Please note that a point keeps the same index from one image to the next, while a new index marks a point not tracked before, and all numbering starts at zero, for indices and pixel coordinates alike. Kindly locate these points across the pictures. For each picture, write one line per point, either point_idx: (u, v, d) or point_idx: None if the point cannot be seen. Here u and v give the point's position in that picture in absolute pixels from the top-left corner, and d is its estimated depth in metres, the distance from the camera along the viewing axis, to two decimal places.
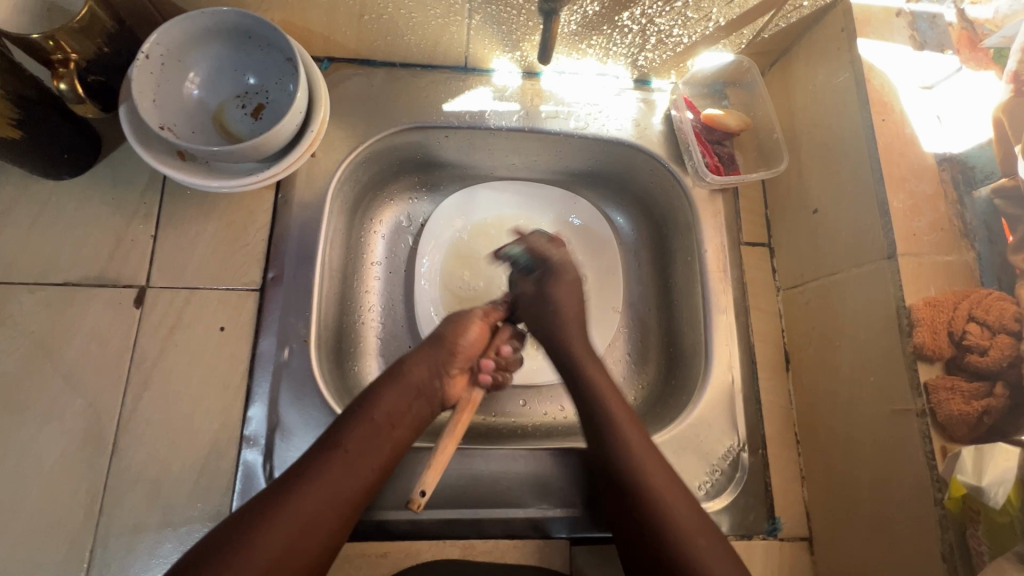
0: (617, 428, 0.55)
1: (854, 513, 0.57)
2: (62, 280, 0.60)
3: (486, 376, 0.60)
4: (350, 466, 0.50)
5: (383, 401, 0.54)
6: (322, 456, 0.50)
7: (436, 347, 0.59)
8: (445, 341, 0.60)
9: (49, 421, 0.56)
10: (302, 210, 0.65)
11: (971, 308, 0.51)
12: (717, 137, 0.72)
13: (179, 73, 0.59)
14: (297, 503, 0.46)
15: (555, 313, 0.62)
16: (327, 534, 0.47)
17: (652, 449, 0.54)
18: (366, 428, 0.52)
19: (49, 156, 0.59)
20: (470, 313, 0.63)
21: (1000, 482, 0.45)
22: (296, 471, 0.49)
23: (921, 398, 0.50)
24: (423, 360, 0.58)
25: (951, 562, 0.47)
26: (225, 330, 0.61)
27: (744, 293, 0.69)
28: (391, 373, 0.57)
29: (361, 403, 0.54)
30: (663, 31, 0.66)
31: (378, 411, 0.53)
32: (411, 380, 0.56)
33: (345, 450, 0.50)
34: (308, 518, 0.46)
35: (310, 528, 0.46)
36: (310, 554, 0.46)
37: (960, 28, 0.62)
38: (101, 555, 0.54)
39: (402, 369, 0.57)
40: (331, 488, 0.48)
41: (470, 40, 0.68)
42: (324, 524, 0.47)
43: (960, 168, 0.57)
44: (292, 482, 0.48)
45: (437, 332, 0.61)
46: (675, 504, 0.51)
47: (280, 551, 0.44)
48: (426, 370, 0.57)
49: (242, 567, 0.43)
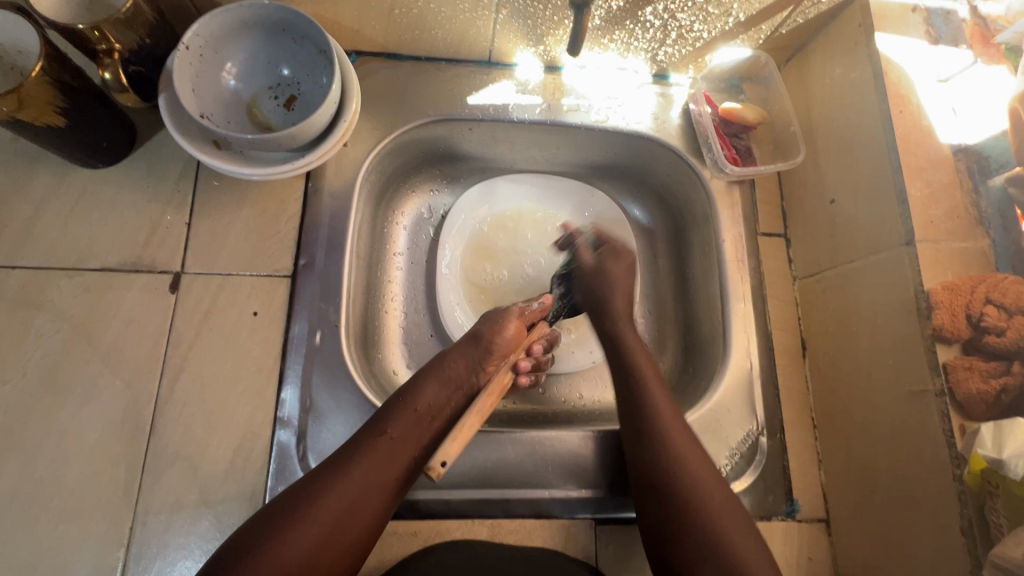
0: (651, 403, 0.56)
1: (873, 493, 0.58)
2: (100, 266, 0.62)
3: (524, 378, 0.66)
4: (394, 453, 0.52)
5: (426, 392, 0.56)
6: (367, 441, 0.52)
7: (472, 343, 0.61)
8: (481, 338, 0.62)
9: (89, 402, 0.58)
10: (332, 199, 0.67)
11: (988, 291, 0.52)
12: (735, 130, 0.73)
13: (216, 63, 0.61)
14: (345, 483, 0.48)
15: (609, 289, 0.67)
16: (372, 515, 0.49)
17: (687, 432, 0.55)
18: (410, 417, 0.54)
19: (89, 144, 0.60)
20: (506, 311, 0.66)
21: (1021, 454, 0.46)
22: (342, 454, 0.51)
23: (940, 377, 0.52)
24: (460, 355, 0.60)
25: (969, 536, 0.49)
26: (258, 314, 0.63)
27: (761, 282, 0.70)
28: (432, 367, 0.59)
29: (405, 394, 0.56)
30: (684, 26, 0.68)
31: (422, 403, 0.56)
32: (450, 375, 0.59)
33: (390, 436, 0.52)
34: (354, 499, 0.48)
35: (356, 508, 0.48)
36: (354, 534, 0.48)
37: (973, 24, 0.64)
38: (140, 532, 0.55)
39: (442, 363, 0.59)
40: (377, 472, 0.50)
41: (496, 35, 0.70)
42: (368, 505, 0.49)
43: (974, 158, 0.59)
44: (340, 463, 0.50)
45: (474, 329, 0.63)
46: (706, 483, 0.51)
47: (327, 529, 0.46)
48: (464, 365, 0.60)
49: (293, 541, 0.45)
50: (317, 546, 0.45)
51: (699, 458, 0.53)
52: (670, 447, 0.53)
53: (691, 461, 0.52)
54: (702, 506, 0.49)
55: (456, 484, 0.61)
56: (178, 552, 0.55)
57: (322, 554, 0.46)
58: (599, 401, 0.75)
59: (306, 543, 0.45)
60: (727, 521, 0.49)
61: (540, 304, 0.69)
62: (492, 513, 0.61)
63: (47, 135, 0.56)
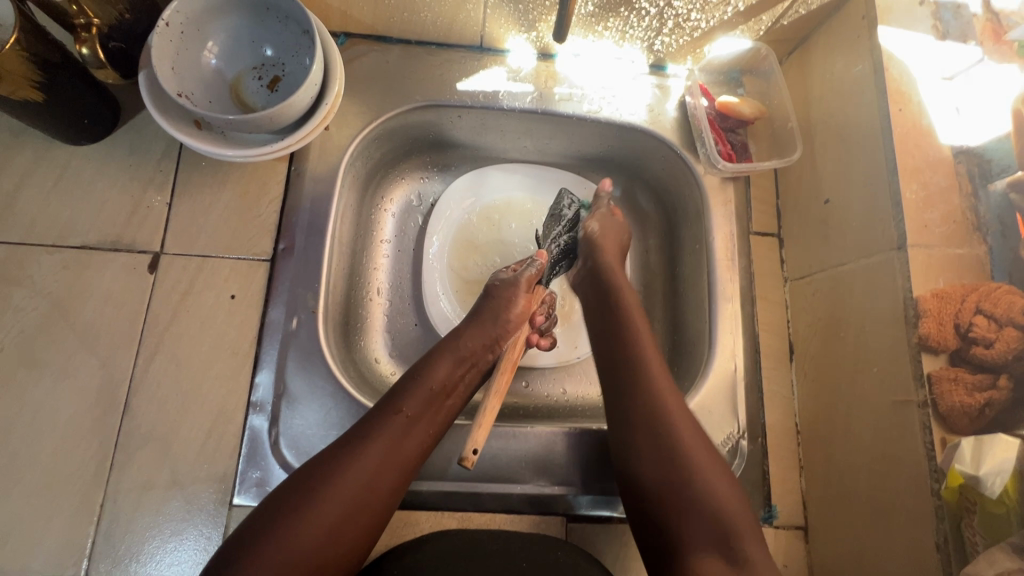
0: (653, 380, 0.54)
1: (853, 502, 0.57)
2: (78, 243, 0.61)
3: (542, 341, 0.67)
4: (410, 429, 0.51)
5: (440, 368, 0.55)
6: (381, 418, 0.50)
7: (486, 320, 0.60)
8: (496, 314, 0.61)
9: (64, 378, 0.58)
10: (314, 183, 0.66)
11: (980, 300, 0.51)
12: (731, 125, 0.71)
13: (197, 42, 0.60)
14: (362, 463, 0.47)
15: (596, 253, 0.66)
16: (388, 493, 0.48)
17: (686, 413, 0.52)
18: (425, 396, 0.53)
19: (70, 120, 0.59)
20: (513, 281, 0.64)
21: (997, 473, 0.45)
22: (357, 429, 0.50)
23: (923, 389, 0.50)
24: (475, 333, 0.59)
25: (943, 552, 0.47)
26: (236, 298, 0.62)
27: (751, 282, 0.68)
28: (446, 344, 0.58)
29: (417, 373, 0.55)
30: (681, 15, 0.65)
31: (435, 380, 0.54)
32: (465, 351, 0.58)
33: (405, 415, 0.51)
34: (371, 478, 0.47)
35: (373, 487, 0.47)
36: (372, 512, 0.47)
37: (985, 20, 0.60)
38: (109, 511, 0.55)
39: (457, 341, 0.58)
40: (394, 449, 0.49)
41: (486, 19, 0.68)
42: (384, 484, 0.48)
43: (976, 161, 0.57)
44: (352, 443, 0.48)
45: (484, 307, 0.62)
46: (714, 474, 0.49)
47: (346, 508, 0.45)
48: (479, 342, 0.59)
49: (312, 519, 0.44)
50: (340, 524, 0.45)
51: (696, 437, 0.51)
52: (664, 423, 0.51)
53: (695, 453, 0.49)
54: (698, 487, 0.48)
55: (423, 476, 0.60)
56: (149, 530, 0.56)
57: (342, 535, 0.45)
58: (582, 397, 0.74)
59: (327, 523, 0.44)
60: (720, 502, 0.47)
61: (536, 266, 0.66)
62: (461, 506, 0.60)
63: (25, 110, 0.56)
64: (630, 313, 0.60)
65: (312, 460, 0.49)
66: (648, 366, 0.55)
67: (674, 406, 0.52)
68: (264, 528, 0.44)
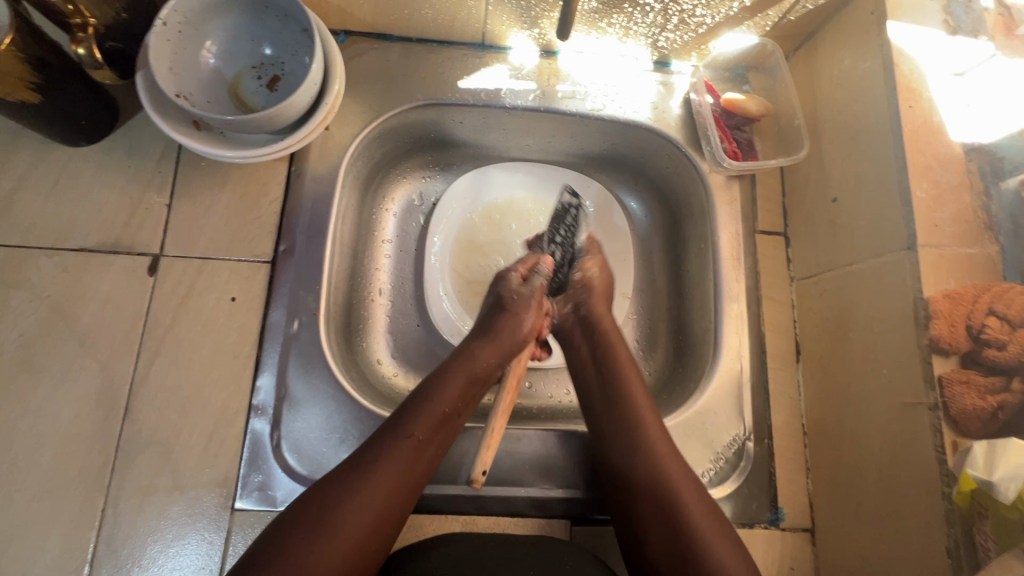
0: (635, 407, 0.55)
1: (861, 505, 0.56)
2: (77, 246, 0.61)
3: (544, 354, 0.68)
4: (419, 454, 0.50)
5: (449, 389, 0.54)
6: (391, 443, 0.49)
7: (498, 336, 0.59)
8: (511, 330, 0.60)
9: (64, 382, 0.58)
10: (315, 183, 0.66)
11: (992, 300, 0.50)
12: (737, 122, 0.70)
13: (195, 41, 0.59)
14: (375, 491, 0.47)
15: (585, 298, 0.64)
16: (395, 521, 0.48)
17: (670, 445, 0.53)
18: (435, 417, 0.52)
19: (68, 121, 0.59)
20: (525, 298, 0.62)
21: (1012, 477, 0.44)
22: (365, 455, 0.49)
23: (934, 392, 0.50)
24: (487, 349, 0.58)
25: (955, 558, 0.47)
26: (236, 300, 0.62)
27: (757, 282, 0.67)
28: (456, 361, 0.57)
29: (426, 392, 0.54)
30: (685, 10, 0.64)
31: (446, 401, 0.53)
32: (475, 370, 0.57)
33: (416, 440, 0.50)
34: (383, 507, 0.47)
35: (384, 516, 0.47)
36: (381, 541, 0.47)
37: (997, 14, 0.59)
38: (111, 516, 0.55)
39: (468, 358, 0.57)
40: (404, 475, 0.48)
41: (488, 16, 0.67)
42: (394, 511, 0.47)
43: (987, 158, 0.56)
44: (363, 471, 0.47)
45: (498, 321, 0.60)
46: (708, 522, 0.48)
47: (356, 541, 0.45)
48: (492, 359, 0.58)
49: (319, 556, 0.43)
50: (350, 558, 0.44)
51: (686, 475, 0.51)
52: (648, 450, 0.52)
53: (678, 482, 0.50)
54: (691, 516, 0.48)
55: (427, 480, 0.60)
56: (150, 535, 0.55)
57: (354, 566, 0.44)
58: None
59: (342, 554, 0.44)
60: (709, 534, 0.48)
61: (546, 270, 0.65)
62: (465, 510, 0.60)
63: (23, 111, 0.55)
64: (608, 336, 0.61)
65: (307, 493, 0.47)
66: (629, 390, 0.56)
67: (653, 427, 0.54)
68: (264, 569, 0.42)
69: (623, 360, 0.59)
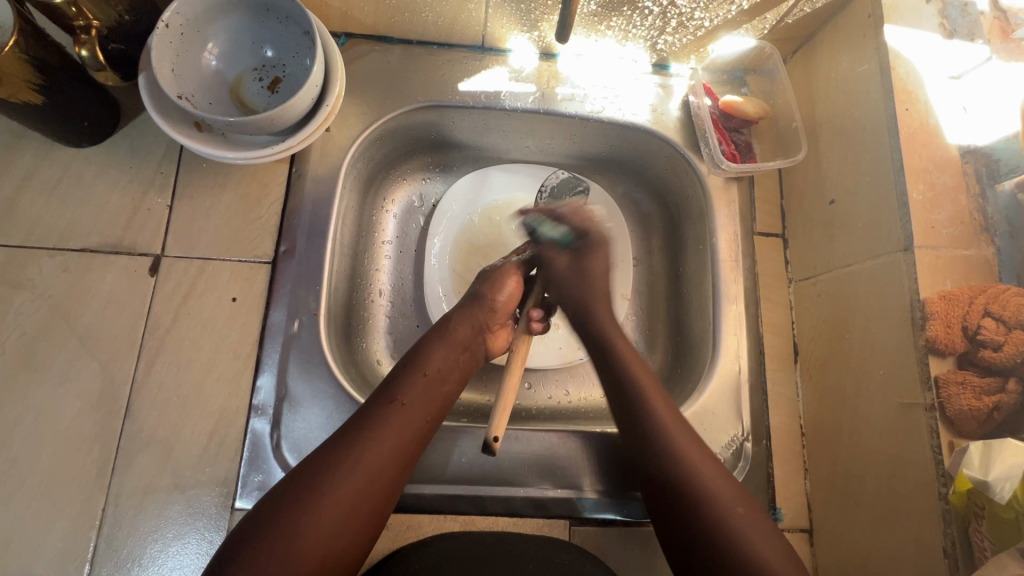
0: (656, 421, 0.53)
1: (856, 506, 0.56)
2: (79, 246, 0.61)
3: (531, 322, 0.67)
4: (408, 417, 0.51)
5: (434, 356, 0.56)
6: (380, 408, 0.51)
7: (475, 305, 0.61)
8: (484, 299, 0.61)
9: (66, 382, 0.58)
10: (315, 184, 0.66)
11: (988, 302, 0.50)
12: (735, 124, 0.71)
13: (197, 43, 0.59)
14: (363, 453, 0.48)
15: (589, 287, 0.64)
16: (387, 484, 0.49)
17: (713, 462, 0.51)
18: (421, 382, 0.54)
19: (70, 123, 0.59)
20: (502, 268, 0.64)
21: (1007, 478, 0.44)
22: (355, 421, 0.50)
23: (930, 392, 0.50)
24: (464, 318, 0.60)
25: (951, 557, 0.47)
26: (237, 300, 0.62)
27: (755, 283, 0.68)
28: (436, 332, 0.59)
29: (412, 360, 0.55)
30: (684, 13, 0.65)
31: (430, 366, 0.55)
32: (456, 338, 0.58)
33: (402, 403, 0.51)
34: (376, 468, 0.48)
35: (375, 478, 0.48)
36: (375, 503, 0.48)
37: (994, 17, 0.59)
38: (111, 515, 0.55)
39: (448, 327, 0.59)
40: (395, 436, 0.50)
41: (487, 18, 0.67)
42: (385, 475, 0.48)
43: (983, 161, 0.56)
44: (352, 436, 0.49)
45: (477, 289, 0.62)
46: (751, 527, 0.47)
47: (350, 500, 0.46)
48: (470, 326, 0.59)
49: (317, 516, 0.45)
50: (344, 516, 0.46)
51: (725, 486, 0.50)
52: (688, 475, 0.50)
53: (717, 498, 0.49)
54: (728, 528, 0.47)
55: (426, 479, 0.60)
56: (151, 534, 0.55)
57: (347, 525, 0.46)
58: (583, 399, 0.73)
59: (332, 514, 0.45)
60: (746, 521, 0.47)
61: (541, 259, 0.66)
62: (465, 510, 0.60)
63: (26, 112, 0.56)
64: (626, 361, 0.58)
65: (305, 460, 0.49)
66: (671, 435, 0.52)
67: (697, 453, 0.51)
68: (254, 537, 0.44)
69: (654, 398, 0.55)
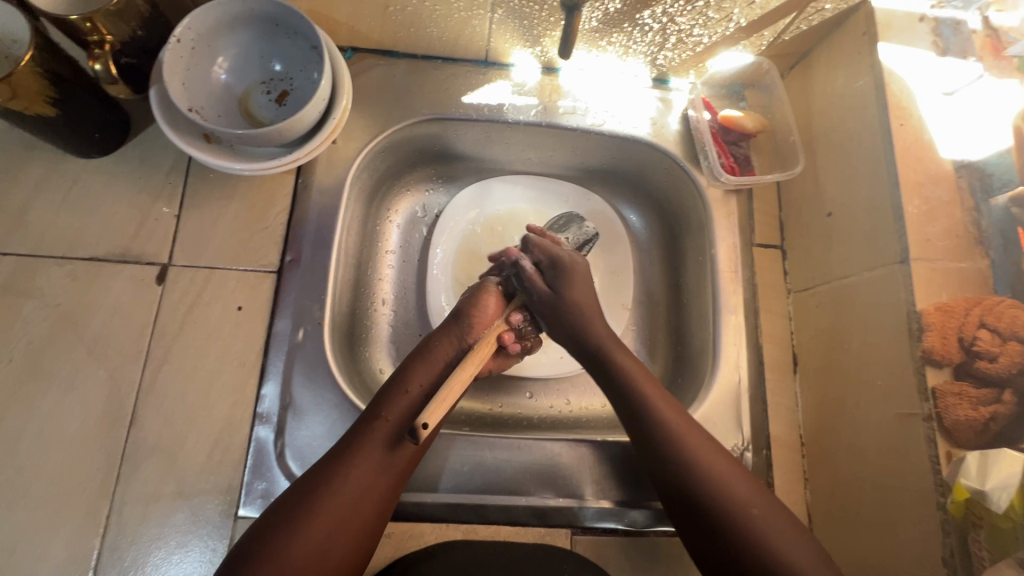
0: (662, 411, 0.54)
1: (857, 516, 0.56)
2: (87, 255, 0.62)
3: (515, 346, 0.62)
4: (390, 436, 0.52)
5: (414, 373, 0.56)
6: (364, 429, 0.52)
7: (455, 322, 0.60)
8: (462, 317, 0.60)
9: (73, 389, 0.58)
10: (321, 195, 0.67)
11: (982, 314, 0.51)
12: (734, 137, 0.72)
13: (208, 57, 0.61)
14: (347, 474, 0.49)
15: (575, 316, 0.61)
16: (376, 503, 0.50)
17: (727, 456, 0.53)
18: (402, 400, 0.54)
19: (82, 134, 0.60)
20: (484, 285, 0.63)
21: (1003, 488, 0.45)
22: (344, 443, 0.52)
23: (928, 403, 0.51)
24: (444, 335, 0.59)
25: (950, 564, 0.47)
26: (242, 309, 0.63)
27: (755, 294, 0.69)
28: (418, 351, 0.58)
29: (397, 378, 0.56)
30: (683, 30, 0.67)
31: (411, 384, 0.55)
32: (437, 356, 0.57)
33: (385, 421, 0.53)
34: (363, 484, 0.50)
35: (362, 496, 0.49)
36: (364, 520, 0.49)
37: (984, 36, 0.62)
38: (114, 522, 0.56)
39: (427, 346, 0.59)
40: (376, 454, 0.51)
41: (491, 34, 0.70)
42: (371, 494, 0.50)
43: (977, 175, 0.57)
44: (341, 455, 0.51)
45: (461, 308, 0.61)
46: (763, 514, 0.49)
47: (335, 521, 0.47)
48: (448, 346, 0.58)
49: (302, 536, 0.46)
50: (330, 536, 0.47)
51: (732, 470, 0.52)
52: (698, 466, 0.51)
53: (728, 485, 0.50)
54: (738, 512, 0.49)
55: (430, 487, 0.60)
56: (153, 543, 0.56)
57: (333, 544, 0.47)
58: (585, 408, 0.74)
59: (318, 533, 0.46)
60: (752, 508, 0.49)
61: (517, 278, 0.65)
62: (466, 518, 0.60)
63: (38, 124, 0.57)
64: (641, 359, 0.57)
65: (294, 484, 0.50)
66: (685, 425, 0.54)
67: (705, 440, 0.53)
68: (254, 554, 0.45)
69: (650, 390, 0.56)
